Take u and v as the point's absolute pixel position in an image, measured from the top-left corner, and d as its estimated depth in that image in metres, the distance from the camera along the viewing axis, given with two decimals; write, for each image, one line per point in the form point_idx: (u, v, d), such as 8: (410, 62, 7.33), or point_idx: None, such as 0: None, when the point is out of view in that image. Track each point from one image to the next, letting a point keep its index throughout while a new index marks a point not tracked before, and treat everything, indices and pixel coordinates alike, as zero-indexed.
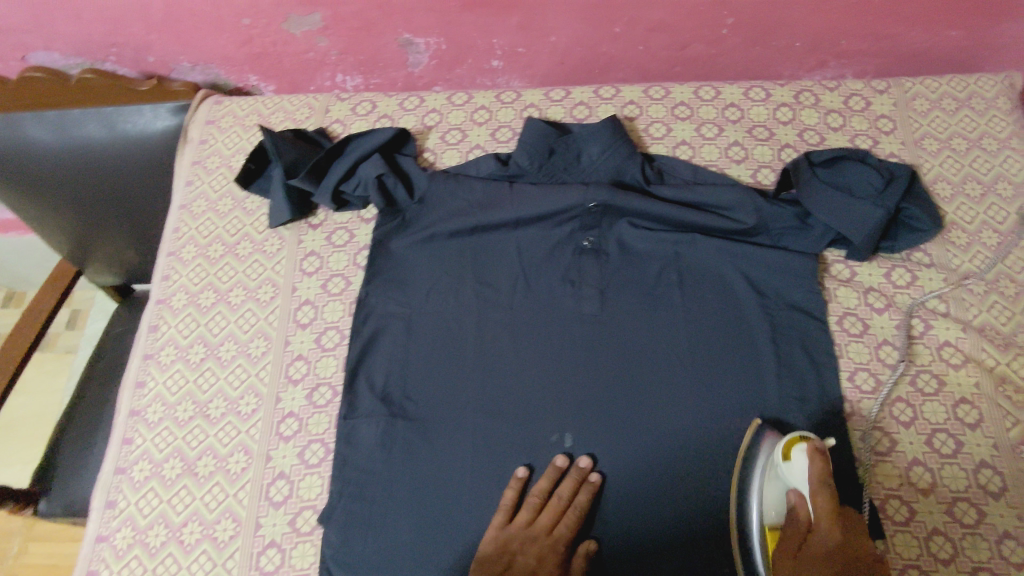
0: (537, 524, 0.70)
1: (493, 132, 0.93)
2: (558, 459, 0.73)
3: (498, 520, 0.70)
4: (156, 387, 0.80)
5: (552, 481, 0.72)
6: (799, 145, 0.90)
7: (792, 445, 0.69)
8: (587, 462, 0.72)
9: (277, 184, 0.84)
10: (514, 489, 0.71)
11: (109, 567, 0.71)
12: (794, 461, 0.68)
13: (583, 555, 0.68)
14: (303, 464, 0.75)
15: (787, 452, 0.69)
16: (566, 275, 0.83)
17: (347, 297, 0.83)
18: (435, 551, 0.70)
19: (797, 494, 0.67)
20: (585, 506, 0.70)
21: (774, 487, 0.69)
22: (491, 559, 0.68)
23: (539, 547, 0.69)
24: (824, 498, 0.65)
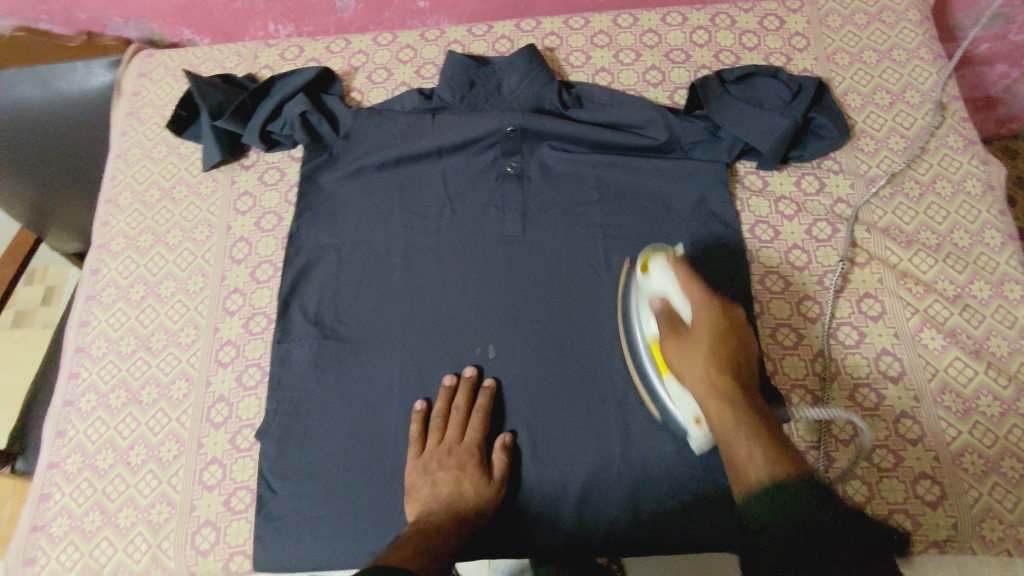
0: (446, 440, 0.74)
1: (418, 69, 0.95)
2: (445, 379, 0.77)
3: (411, 452, 0.73)
4: (100, 325, 0.83)
5: (447, 399, 0.76)
6: (715, 66, 0.93)
7: (649, 261, 0.71)
8: (472, 370, 0.77)
9: (206, 127, 0.87)
10: (417, 421, 0.75)
11: (61, 490, 0.75)
12: (652, 273, 0.70)
13: (500, 449, 0.74)
14: (241, 386, 0.78)
15: (646, 268, 0.71)
16: (490, 200, 0.86)
17: (280, 232, 0.86)
18: (371, 460, 0.74)
19: (664, 300, 0.68)
20: (486, 406, 0.74)
21: (645, 304, 0.71)
22: (417, 486, 0.71)
23: (457, 456, 0.73)
24: (691, 288, 0.67)
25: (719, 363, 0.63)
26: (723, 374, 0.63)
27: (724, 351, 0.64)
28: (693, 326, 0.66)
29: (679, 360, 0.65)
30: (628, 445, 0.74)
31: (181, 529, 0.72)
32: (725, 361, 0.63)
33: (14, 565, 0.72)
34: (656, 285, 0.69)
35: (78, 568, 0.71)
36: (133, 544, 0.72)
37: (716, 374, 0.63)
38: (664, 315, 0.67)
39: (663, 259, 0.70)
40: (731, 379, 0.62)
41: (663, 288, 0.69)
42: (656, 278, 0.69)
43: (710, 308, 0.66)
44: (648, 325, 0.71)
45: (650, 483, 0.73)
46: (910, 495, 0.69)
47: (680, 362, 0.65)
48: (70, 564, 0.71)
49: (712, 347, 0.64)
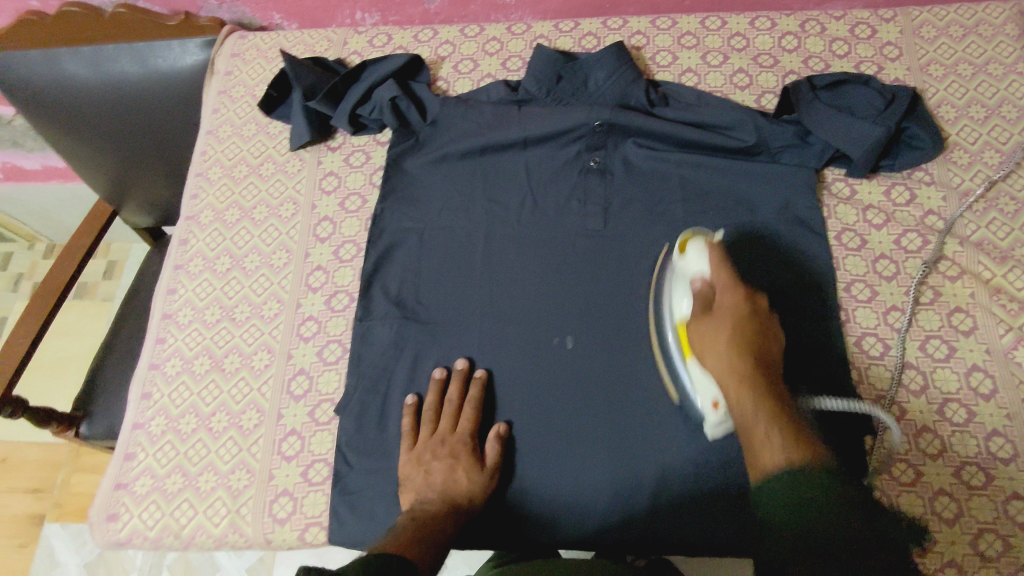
0: (439, 431, 0.75)
1: (504, 61, 0.96)
2: (435, 373, 0.77)
3: (404, 446, 0.74)
4: (187, 293, 0.85)
5: (439, 392, 0.76)
6: (803, 72, 0.92)
7: (686, 241, 0.75)
8: (464, 363, 0.78)
9: (297, 107, 0.89)
10: (409, 414, 0.76)
11: (144, 450, 0.77)
12: (688, 254, 0.74)
13: (494, 438, 0.74)
14: (321, 361, 0.80)
15: (682, 249, 0.75)
16: (572, 194, 0.87)
17: (363, 214, 0.88)
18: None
19: (700, 282, 0.73)
20: (477, 397, 0.75)
21: (679, 284, 0.75)
22: (411, 478, 0.72)
23: (450, 445, 0.74)
24: (722, 272, 0.73)
25: (740, 346, 0.68)
26: (745, 360, 0.67)
27: (747, 332, 0.69)
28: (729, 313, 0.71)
29: (705, 345, 0.70)
30: (706, 445, 0.73)
31: (259, 497, 0.73)
32: (745, 342, 0.68)
33: (98, 520, 0.74)
34: (689, 267, 0.74)
35: (159, 528, 0.73)
36: (213, 507, 0.73)
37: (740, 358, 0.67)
38: (700, 298, 0.73)
39: (700, 241, 0.75)
40: (750, 365, 0.67)
41: (698, 269, 0.73)
42: (692, 260, 0.74)
43: (735, 294, 0.72)
44: (677, 307, 0.74)
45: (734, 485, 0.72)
46: (1000, 515, 0.68)
47: (706, 347, 0.70)
48: (151, 523, 0.73)
49: (733, 330, 0.69)
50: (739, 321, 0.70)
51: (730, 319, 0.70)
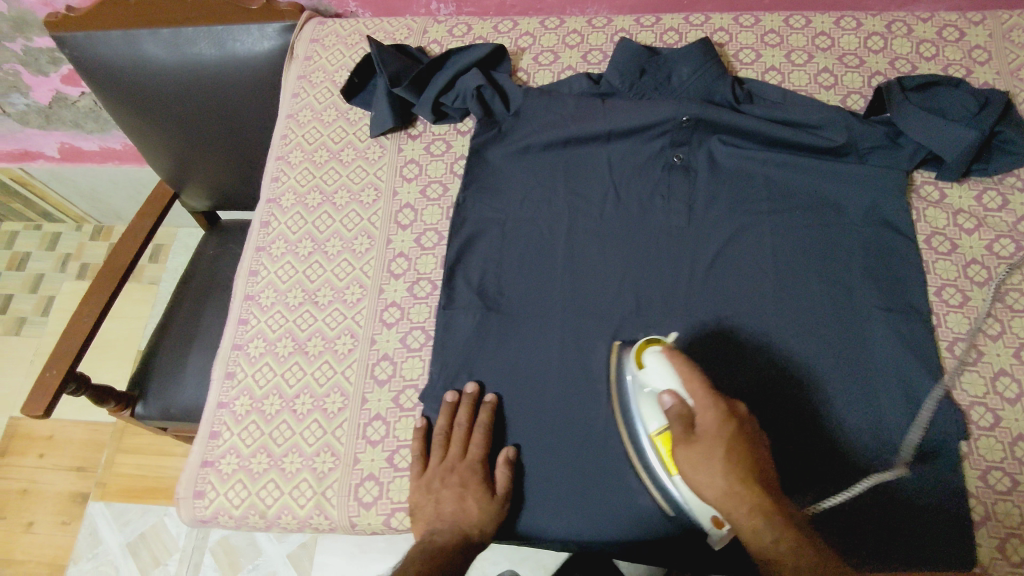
0: (450, 457, 0.73)
1: (585, 55, 0.96)
2: (447, 396, 0.75)
3: (415, 471, 0.73)
4: (269, 275, 0.86)
5: (450, 415, 0.74)
6: (890, 74, 0.91)
7: (646, 353, 0.69)
8: (474, 387, 0.76)
9: (381, 94, 0.89)
10: (419, 438, 0.74)
11: (229, 429, 0.77)
12: (650, 368, 0.67)
13: (503, 464, 0.73)
14: (405, 347, 0.80)
15: (641, 361, 0.69)
16: (655, 190, 0.86)
17: (445, 202, 0.88)
18: (547, 443, 0.76)
19: (673, 399, 0.64)
20: (487, 423, 0.73)
21: (649, 398, 0.69)
22: (422, 505, 0.70)
23: (461, 473, 0.71)
24: (697, 383, 0.63)
25: (742, 472, 0.60)
26: (750, 487, 0.60)
27: (744, 454, 0.61)
28: (710, 436, 0.61)
29: (692, 471, 0.62)
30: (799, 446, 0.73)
31: (344, 480, 0.74)
32: (743, 468, 0.60)
33: (184, 496, 0.75)
34: (658, 382, 0.67)
35: (245, 506, 0.74)
36: (298, 489, 0.74)
37: (739, 483, 0.60)
38: (677, 418, 0.63)
39: (658, 351, 0.68)
40: (752, 492, 0.60)
41: (669, 384, 0.66)
42: (657, 374, 0.67)
43: (717, 410, 0.62)
44: (650, 422, 0.68)
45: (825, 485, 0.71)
46: None
47: (698, 473, 0.61)
48: (238, 501, 0.74)
49: (730, 455, 0.60)
50: (727, 441, 0.61)
51: (717, 439, 0.61)
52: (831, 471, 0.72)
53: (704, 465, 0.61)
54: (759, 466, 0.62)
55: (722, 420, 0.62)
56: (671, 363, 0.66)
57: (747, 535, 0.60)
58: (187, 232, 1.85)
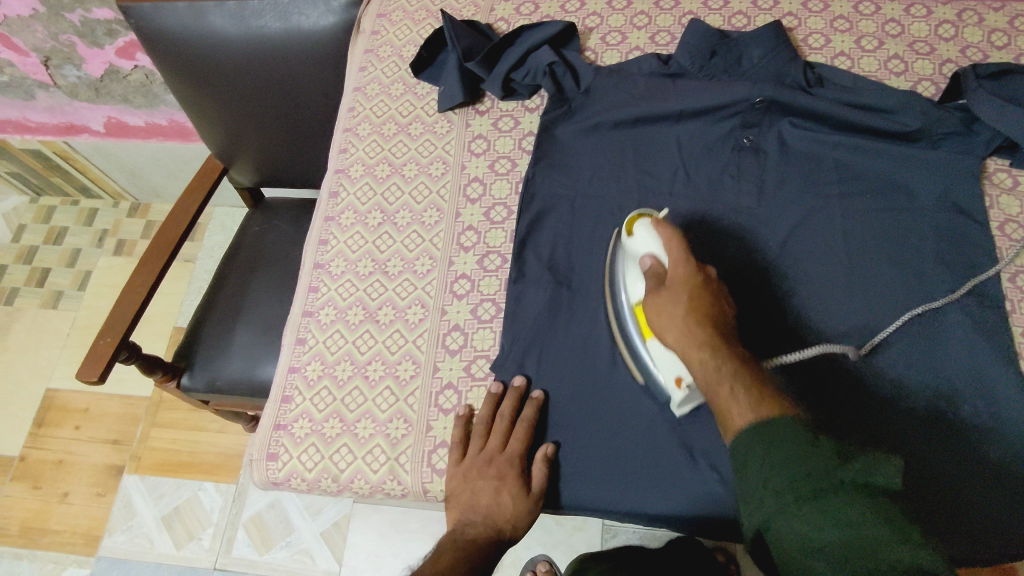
0: (488, 448, 0.72)
1: (652, 36, 0.96)
2: (493, 387, 0.75)
3: (452, 457, 0.73)
4: (339, 244, 0.87)
5: (493, 407, 0.74)
6: (961, 62, 0.91)
7: (635, 223, 0.72)
8: (521, 380, 0.75)
9: (452, 68, 0.90)
10: (460, 425, 0.74)
11: (301, 394, 0.79)
12: (636, 235, 0.71)
13: (541, 459, 0.72)
14: (476, 318, 0.81)
15: (631, 229, 0.72)
16: (724, 169, 0.86)
17: (514, 177, 0.89)
18: (621, 422, 0.73)
19: (651, 258, 0.69)
20: (529, 418, 0.72)
21: (632, 264, 0.72)
22: (457, 493, 0.71)
23: (497, 466, 0.71)
24: (675, 243, 0.68)
25: (699, 318, 0.64)
26: (706, 330, 0.63)
27: (704, 301, 0.65)
28: (679, 287, 0.66)
29: (657, 316, 0.66)
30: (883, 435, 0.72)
31: (418, 447, 0.74)
32: (704, 315, 0.64)
33: (259, 458, 0.76)
34: (639, 246, 0.70)
35: (318, 469, 0.75)
36: (372, 454, 0.74)
37: (697, 327, 0.63)
38: (653, 274, 0.68)
39: (646, 220, 0.71)
40: (710, 334, 0.62)
41: (649, 248, 0.70)
42: (641, 240, 0.70)
43: (688, 266, 0.67)
44: (632, 290, 0.72)
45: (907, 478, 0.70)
46: None
47: (661, 317, 0.66)
48: (311, 464, 0.75)
49: (690, 298, 0.65)
50: (690, 290, 0.65)
51: (682, 288, 0.66)
52: (822, 353, 0.76)
53: (666, 310, 0.65)
54: (722, 318, 0.65)
55: (690, 276, 0.66)
56: (653, 229, 0.70)
57: (696, 368, 0.62)
58: (222, 211, 1.86)
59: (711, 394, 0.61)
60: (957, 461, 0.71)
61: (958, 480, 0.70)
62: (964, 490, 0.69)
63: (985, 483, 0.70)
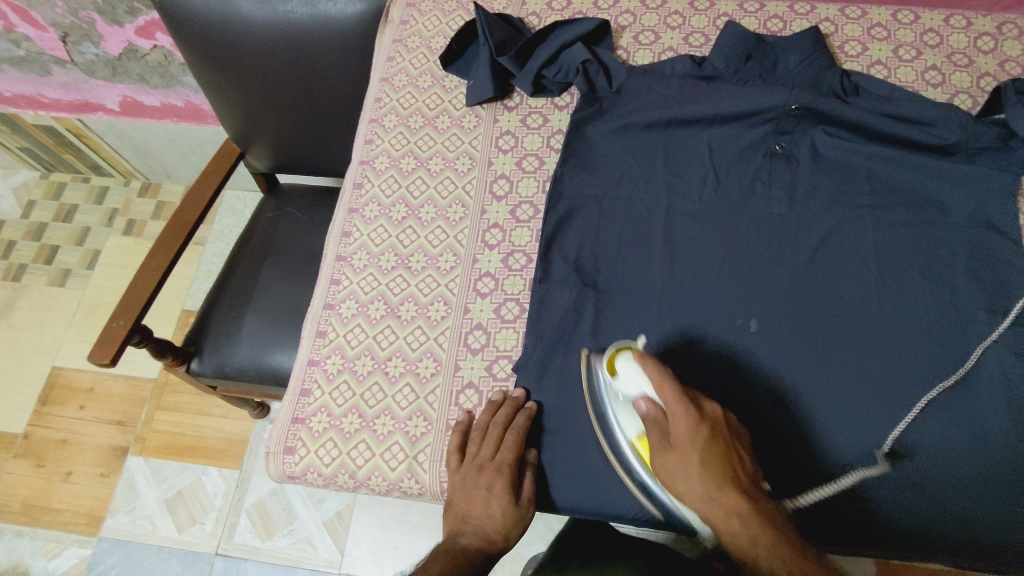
0: (482, 456, 0.69)
1: (686, 37, 0.95)
2: (493, 395, 0.74)
3: (451, 464, 0.70)
4: (362, 237, 0.86)
5: (490, 413, 0.72)
6: (1000, 75, 0.89)
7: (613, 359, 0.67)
8: (519, 393, 0.74)
9: (483, 63, 0.89)
10: (458, 432, 0.72)
11: (320, 387, 0.78)
12: (618, 370, 0.66)
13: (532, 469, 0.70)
14: (499, 318, 0.80)
15: (613, 369, 0.67)
16: (755, 176, 0.85)
17: (541, 175, 0.88)
18: None
19: (646, 402, 0.63)
20: (522, 426, 0.70)
21: (624, 406, 0.67)
22: (453, 503, 0.68)
23: (490, 474, 0.68)
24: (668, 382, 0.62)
25: (716, 474, 0.58)
26: (732, 494, 0.57)
27: (717, 456, 0.59)
28: (680, 440, 0.60)
29: (673, 465, 0.60)
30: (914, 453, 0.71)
31: (437, 446, 0.74)
32: (723, 467, 0.58)
33: (276, 451, 0.75)
34: (626, 387, 0.65)
35: (336, 465, 0.74)
36: (390, 452, 0.73)
37: (714, 476, 0.58)
38: (652, 422, 0.63)
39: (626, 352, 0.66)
40: (733, 495, 0.57)
41: (640, 387, 0.64)
42: (625, 375, 0.65)
43: (689, 412, 0.60)
44: (628, 427, 0.67)
45: (935, 501, 0.69)
46: None
47: (674, 472, 0.60)
48: (328, 460, 0.74)
49: (703, 448, 0.59)
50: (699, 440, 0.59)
51: (688, 439, 0.59)
52: (851, 365, 0.75)
53: (683, 469, 0.59)
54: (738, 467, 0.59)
55: (695, 417, 0.60)
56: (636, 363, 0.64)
57: (736, 548, 0.56)
58: (234, 196, 1.85)
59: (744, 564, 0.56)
60: (990, 484, 0.69)
61: (932, 526, 0.69)
62: (945, 531, 0.69)
63: (979, 527, 0.68)
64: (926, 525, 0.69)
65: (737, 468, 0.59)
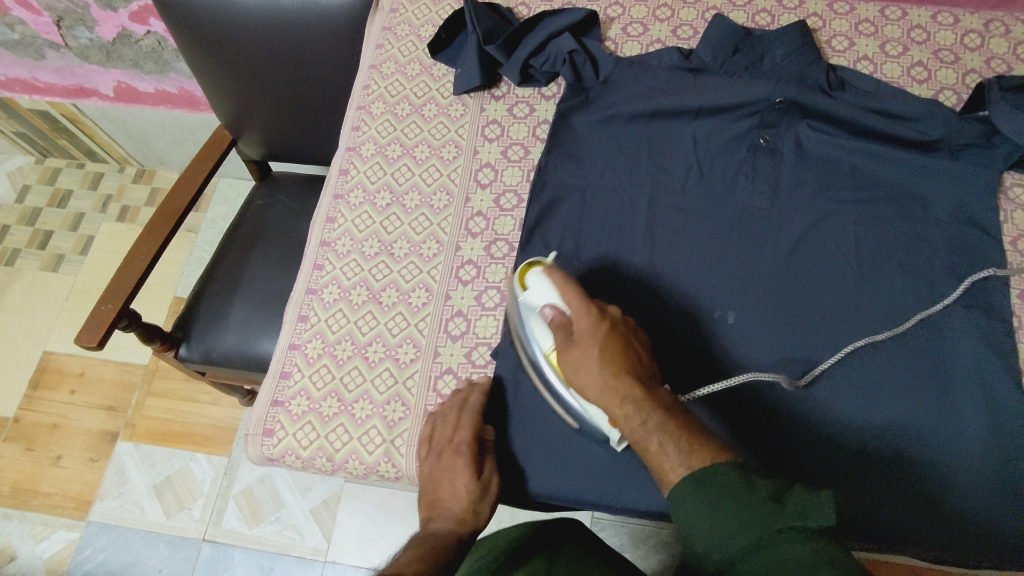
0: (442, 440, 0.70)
1: (674, 29, 0.95)
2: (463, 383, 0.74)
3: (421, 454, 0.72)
4: (346, 223, 0.86)
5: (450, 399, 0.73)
6: (986, 73, 0.89)
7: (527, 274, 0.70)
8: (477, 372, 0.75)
9: (471, 52, 0.89)
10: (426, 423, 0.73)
11: (300, 371, 0.78)
12: (530, 282, 0.68)
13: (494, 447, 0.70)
14: (480, 305, 0.80)
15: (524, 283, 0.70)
16: (739, 169, 0.85)
17: (526, 165, 0.88)
18: None
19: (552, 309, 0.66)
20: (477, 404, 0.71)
21: (536, 320, 0.69)
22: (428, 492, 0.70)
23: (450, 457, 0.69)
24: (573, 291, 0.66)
25: (615, 367, 0.62)
26: (631, 385, 0.61)
27: (616, 353, 0.63)
28: (584, 341, 0.63)
29: (576, 364, 0.63)
30: (888, 443, 0.72)
31: (415, 431, 0.74)
32: (622, 362, 0.62)
33: (255, 433, 0.76)
34: (535, 298, 0.68)
35: (314, 448, 0.74)
36: (368, 435, 0.74)
37: (615, 371, 0.62)
38: (558, 327, 0.65)
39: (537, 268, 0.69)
40: (633, 387, 0.61)
41: (548, 297, 0.67)
42: (535, 286, 0.68)
43: (593, 316, 0.64)
44: (541, 341, 0.68)
45: (911, 491, 0.70)
46: None
47: (577, 369, 0.63)
48: (306, 443, 0.74)
49: (604, 347, 0.63)
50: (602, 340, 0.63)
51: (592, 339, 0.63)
52: (828, 357, 0.75)
53: (586, 366, 0.63)
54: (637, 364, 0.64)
55: (597, 320, 0.64)
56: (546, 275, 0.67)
57: (630, 430, 0.60)
58: (227, 184, 1.85)
59: (641, 445, 0.60)
60: (965, 476, 0.70)
61: (911, 515, 0.69)
62: (922, 520, 0.69)
63: (955, 518, 0.69)
64: (904, 515, 0.69)
65: (636, 364, 0.63)
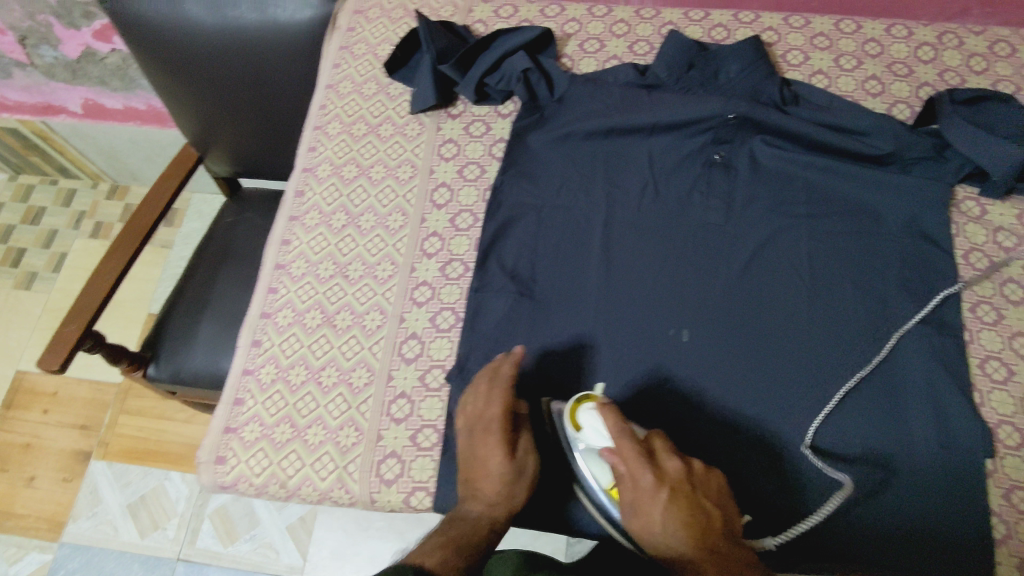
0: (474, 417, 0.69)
1: (630, 45, 0.95)
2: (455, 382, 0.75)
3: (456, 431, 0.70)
4: (301, 245, 0.86)
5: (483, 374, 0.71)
6: (939, 85, 0.90)
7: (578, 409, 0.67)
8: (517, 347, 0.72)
9: (425, 71, 0.89)
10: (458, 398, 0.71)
11: (254, 397, 0.78)
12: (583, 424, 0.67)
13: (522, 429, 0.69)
14: (434, 327, 0.80)
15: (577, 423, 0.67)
16: (694, 186, 0.85)
17: (482, 184, 0.88)
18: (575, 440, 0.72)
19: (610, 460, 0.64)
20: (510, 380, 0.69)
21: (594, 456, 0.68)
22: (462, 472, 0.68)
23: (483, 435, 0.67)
24: (628, 440, 0.63)
25: (685, 533, 0.60)
26: (699, 550, 0.59)
27: (683, 514, 0.60)
28: (647, 502, 0.61)
29: (640, 526, 0.62)
30: (839, 459, 0.72)
31: (368, 456, 0.73)
32: (691, 525, 0.60)
33: (206, 461, 0.75)
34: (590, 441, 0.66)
35: (266, 475, 0.74)
36: (321, 461, 0.73)
37: (682, 536, 0.59)
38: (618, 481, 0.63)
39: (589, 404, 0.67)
40: (701, 552, 0.59)
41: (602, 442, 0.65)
42: (588, 429, 0.66)
43: (651, 473, 0.61)
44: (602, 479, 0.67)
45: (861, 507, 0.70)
46: None
47: (645, 530, 0.61)
48: (259, 470, 0.74)
49: (668, 509, 0.60)
50: (664, 500, 0.60)
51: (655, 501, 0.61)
52: (782, 374, 0.75)
53: (652, 531, 0.61)
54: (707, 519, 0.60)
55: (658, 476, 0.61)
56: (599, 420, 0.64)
57: None
58: (201, 199, 1.84)
59: None
60: (917, 490, 0.70)
61: (862, 531, 0.69)
62: (874, 535, 0.69)
63: (906, 533, 0.68)
64: (856, 534, 0.69)
65: (708, 523, 0.60)
